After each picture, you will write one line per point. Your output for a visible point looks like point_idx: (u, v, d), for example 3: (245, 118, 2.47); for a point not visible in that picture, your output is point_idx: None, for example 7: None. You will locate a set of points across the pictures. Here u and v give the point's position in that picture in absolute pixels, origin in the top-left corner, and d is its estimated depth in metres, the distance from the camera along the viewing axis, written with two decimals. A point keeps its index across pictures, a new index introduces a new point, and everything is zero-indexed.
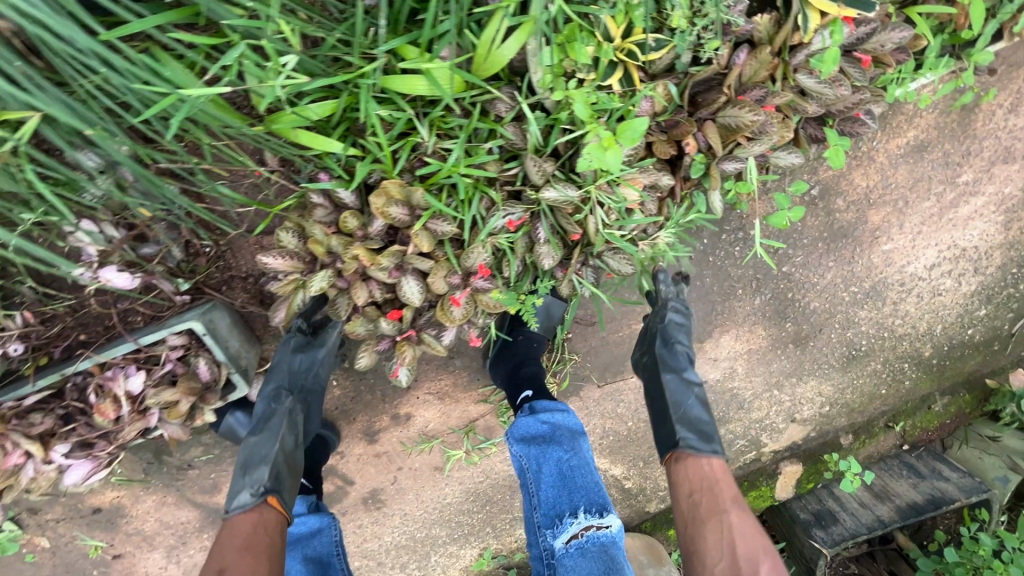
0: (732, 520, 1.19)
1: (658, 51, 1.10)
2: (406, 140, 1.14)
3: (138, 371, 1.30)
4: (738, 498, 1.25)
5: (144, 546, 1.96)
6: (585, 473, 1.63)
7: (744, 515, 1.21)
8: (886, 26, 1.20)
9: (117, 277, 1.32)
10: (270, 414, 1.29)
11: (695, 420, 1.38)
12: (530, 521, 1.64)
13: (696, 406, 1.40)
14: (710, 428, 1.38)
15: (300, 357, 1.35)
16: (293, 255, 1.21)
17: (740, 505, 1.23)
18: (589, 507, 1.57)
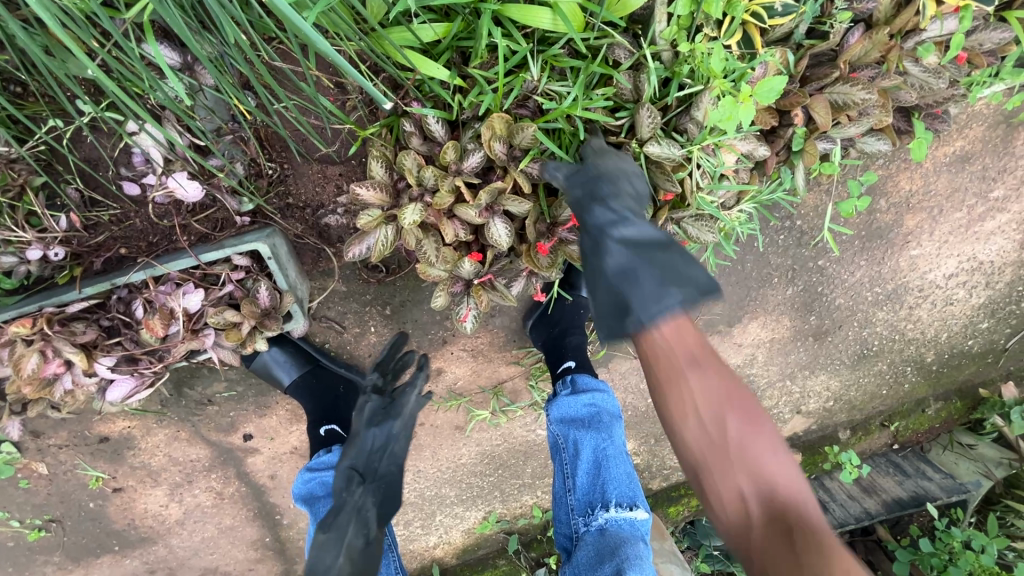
0: (695, 386, 0.86)
1: (784, 17, 1.10)
2: (518, 75, 1.10)
3: (197, 289, 1.23)
4: (703, 354, 0.88)
5: (147, 481, 1.89)
6: (620, 463, 1.54)
7: (715, 366, 0.88)
8: (987, 25, 1.24)
9: (186, 185, 1.24)
10: (349, 502, 1.36)
11: (618, 289, 0.93)
12: (561, 500, 1.56)
13: (620, 268, 0.95)
14: (647, 281, 0.91)
15: (374, 432, 1.42)
16: (381, 183, 1.17)
17: (705, 363, 0.88)
18: (620, 501, 1.47)
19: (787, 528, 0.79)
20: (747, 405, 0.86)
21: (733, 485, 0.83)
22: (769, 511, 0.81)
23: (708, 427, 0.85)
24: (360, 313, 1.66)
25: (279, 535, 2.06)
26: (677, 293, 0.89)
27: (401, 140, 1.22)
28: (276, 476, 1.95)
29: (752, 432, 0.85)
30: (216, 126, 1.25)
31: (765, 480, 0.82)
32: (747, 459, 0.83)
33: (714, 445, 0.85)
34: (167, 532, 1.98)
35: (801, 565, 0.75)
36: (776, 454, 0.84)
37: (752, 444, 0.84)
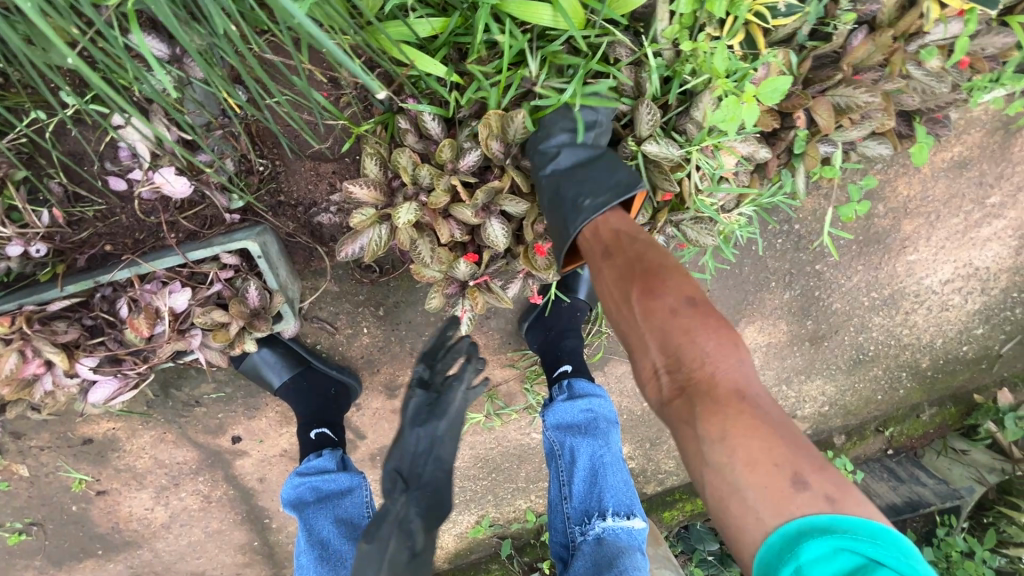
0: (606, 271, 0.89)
1: (787, 18, 1.08)
2: (518, 70, 1.07)
3: (183, 288, 1.19)
4: (619, 242, 0.93)
5: (132, 484, 1.84)
6: (616, 471, 1.52)
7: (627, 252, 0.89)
8: (989, 30, 1.23)
9: (173, 180, 1.20)
10: (393, 511, 1.28)
11: (549, 219, 1.04)
12: (556, 508, 1.52)
13: (552, 199, 1.04)
14: (566, 205, 1.01)
15: (419, 432, 1.36)
16: (375, 181, 1.14)
17: (618, 251, 0.92)
18: (617, 509, 1.45)
19: (695, 393, 0.75)
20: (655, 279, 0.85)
21: (646, 357, 0.81)
22: (680, 382, 0.77)
23: (622, 305, 0.86)
24: (352, 314, 1.63)
25: (267, 539, 2.02)
26: (592, 206, 0.98)
27: (396, 137, 1.20)
28: (265, 479, 1.91)
29: (662, 302, 0.82)
30: (205, 121, 1.22)
31: (676, 348, 0.78)
32: (657, 331, 0.81)
33: (629, 324, 0.85)
34: (152, 536, 1.94)
35: (702, 430, 0.72)
36: (689, 322, 0.79)
37: (661, 314, 0.81)
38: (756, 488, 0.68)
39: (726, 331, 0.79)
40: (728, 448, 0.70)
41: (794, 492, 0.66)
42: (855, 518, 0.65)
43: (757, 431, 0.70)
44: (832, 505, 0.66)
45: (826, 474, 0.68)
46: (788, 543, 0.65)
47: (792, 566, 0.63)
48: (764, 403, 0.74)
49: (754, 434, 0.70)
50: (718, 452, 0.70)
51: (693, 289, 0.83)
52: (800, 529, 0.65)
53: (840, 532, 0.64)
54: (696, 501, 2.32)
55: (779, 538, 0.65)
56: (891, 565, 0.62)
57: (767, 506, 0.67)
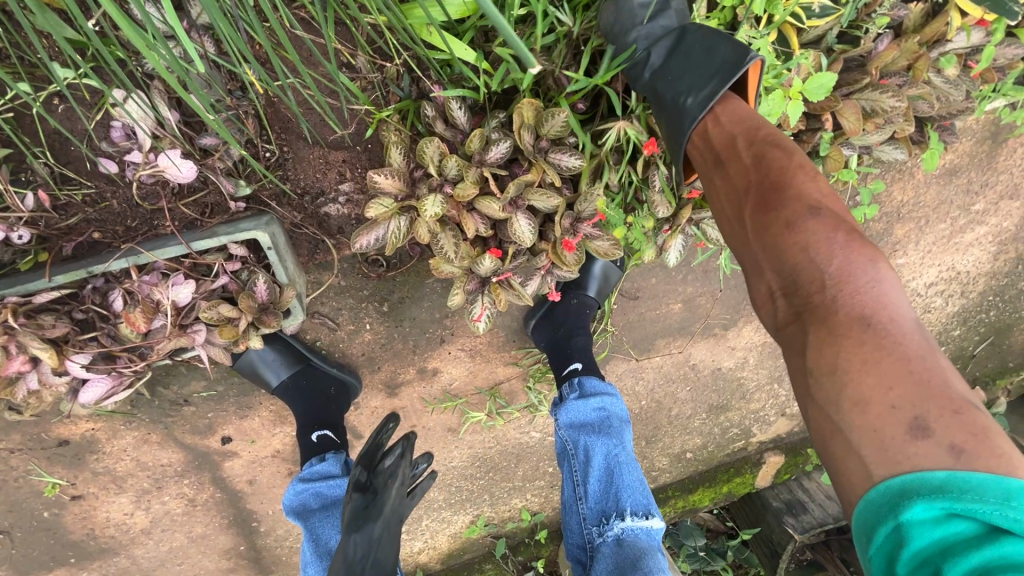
0: (717, 183, 0.90)
1: (822, 18, 1.09)
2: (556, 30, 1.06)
3: (186, 280, 1.11)
4: (730, 147, 0.90)
5: (111, 488, 1.73)
6: (631, 470, 1.52)
7: (736, 164, 0.88)
8: (1001, 41, 1.27)
9: (178, 165, 1.12)
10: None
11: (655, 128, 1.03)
12: (571, 509, 1.52)
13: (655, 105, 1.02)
14: (668, 107, 0.99)
15: (357, 539, 1.26)
16: (398, 171, 1.09)
17: (728, 157, 0.90)
18: (635, 510, 1.46)
19: (813, 318, 0.72)
20: (769, 188, 0.82)
21: (760, 279, 0.81)
22: (798, 303, 0.75)
23: (734, 222, 0.87)
24: (355, 309, 1.56)
25: (255, 543, 1.93)
26: (696, 102, 0.95)
27: (417, 126, 1.16)
28: (254, 481, 1.83)
29: (775, 216, 0.80)
30: (214, 99, 1.15)
31: (791, 267, 0.76)
32: (766, 246, 0.80)
33: (741, 241, 0.85)
34: (131, 542, 1.83)
35: (811, 363, 0.70)
36: (809, 236, 0.76)
37: (771, 230, 0.80)
38: (862, 431, 0.65)
39: (861, 246, 0.73)
40: (840, 384, 0.67)
41: (908, 442, 0.62)
42: (980, 475, 0.59)
43: (882, 365, 0.66)
44: (957, 459, 0.61)
45: (962, 425, 0.62)
46: (891, 500, 0.61)
47: (892, 525, 0.61)
48: (903, 332, 0.68)
49: (875, 366, 0.66)
50: (827, 388, 0.68)
51: (817, 199, 0.79)
52: (904, 486, 0.61)
53: (956, 494, 0.59)
54: (687, 498, 2.35)
55: (880, 493, 0.62)
56: (1018, 532, 0.58)
57: (873, 454, 0.64)
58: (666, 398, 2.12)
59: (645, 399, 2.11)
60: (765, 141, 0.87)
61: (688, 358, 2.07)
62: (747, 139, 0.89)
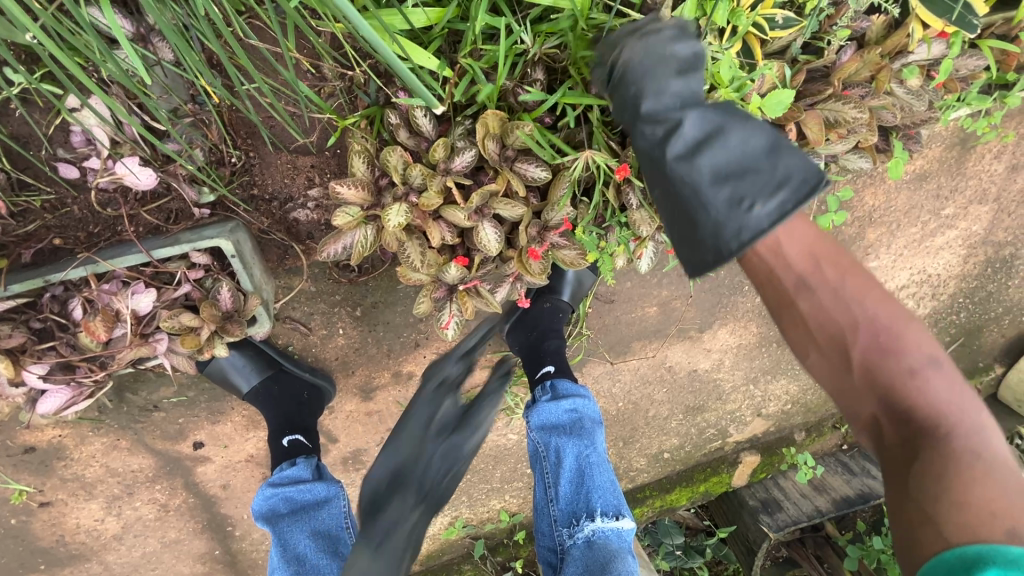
0: (804, 307, 0.87)
1: (785, 30, 1.10)
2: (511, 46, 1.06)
3: (147, 289, 1.10)
4: (817, 268, 0.87)
5: (80, 495, 1.71)
6: (602, 470, 1.53)
7: (832, 295, 0.86)
8: (964, 52, 1.29)
9: (138, 171, 1.10)
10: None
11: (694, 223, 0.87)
12: (542, 511, 1.53)
13: (698, 197, 0.86)
14: (721, 205, 0.84)
15: None
16: (363, 181, 1.08)
17: (817, 281, 0.87)
18: (606, 510, 1.48)
19: (923, 442, 0.79)
20: (879, 328, 0.84)
21: (863, 405, 0.85)
22: (911, 430, 0.80)
23: (828, 351, 0.87)
24: (328, 314, 1.55)
25: (230, 547, 1.92)
26: (764, 211, 0.80)
27: (383, 133, 1.15)
28: (228, 485, 1.82)
29: (893, 365, 0.82)
30: (176, 105, 1.13)
31: (910, 404, 0.81)
32: (876, 387, 0.83)
33: (835, 371, 0.87)
34: (102, 548, 1.81)
35: (916, 471, 0.77)
36: (928, 382, 0.81)
37: (888, 378, 0.82)
38: (955, 529, 0.70)
39: (969, 394, 0.81)
40: (937, 493, 0.73)
41: (1000, 536, 0.68)
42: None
43: (989, 485, 0.73)
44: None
45: None
46: (964, 563, 0.67)
47: None
48: (1006, 467, 0.76)
49: (982, 482, 0.73)
50: (929, 490, 0.74)
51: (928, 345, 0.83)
52: (979, 554, 0.66)
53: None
54: (664, 497, 2.37)
55: (953, 556, 0.68)
56: None
57: (953, 530, 0.70)
58: (642, 400, 2.14)
59: (622, 401, 2.13)
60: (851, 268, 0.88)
61: (663, 361, 2.08)
62: (837, 267, 0.88)
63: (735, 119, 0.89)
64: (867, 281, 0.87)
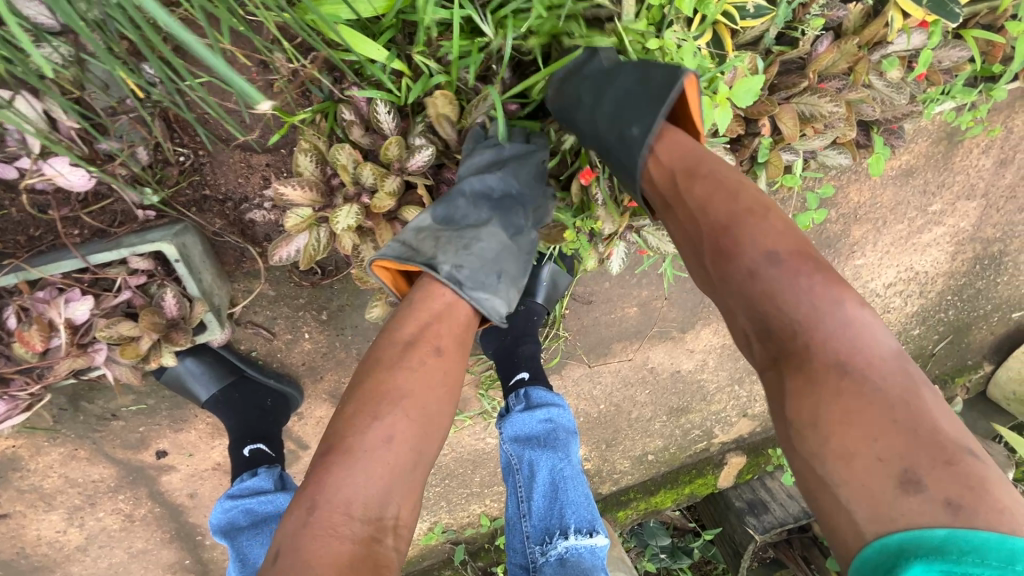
0: (677, 235, 0.84)
1: (756, 19, 1.05)
2: (472, 41, 1.02)
3: (84, 296, 1.05)
4: (679, 185, 0.84)
5: (39, 506, 1.65)
6: (576, 484, 1.49)
7: (683, 210, 0.82)
8: (947, 43, 1.23)
9: (70, 172, 1.05)
10: (456, 209, 1.03)
11: (613, 165, 0.93)
12: (514, 527, 1.48)
13: (601, 143, 0.93)
14: (614, 144, 0.90)
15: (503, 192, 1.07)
16: (310, 181, 1.03)
17: (678, 205, 0.84)
18: (579, 527, 1.43)
19: (788, 363, 0.70)
20: (728, 237, 0.77)
21: (737, 324, 0.77)
22: (775, 347, 0.72)
23: (700, 271, 0.82)
24: (291, 319, 1.48)
25: (201, 556, 1.87)
26: (640, 128, 0.86)
27: (337, 130, 1.09)
28: (195, 494, 1.76)
29: (738, 272, 0.74)
30: (114, 101, 1.06)
31: (763, 317, 0.72)
32: (728, 296, 0.77)
33: (709, 289, 0.81)
34: (65, 560, 1.75)
35: (791, 412, 0.68)
36: (774, 283, 0.71)
37: (736, 289, 0.75)
38: (850, 488, 0.62)
39: (822, 283, 0.70)
40: (823, 439, 0.64)
41: (900, 496, 0.59)
42: (986, 535, 0.55)
43: (865, 413, 0.63)
44: (954, 515, 0.57)
45: (953, 475, 0.59)
46: (885, 562, 0.57)
47: None
48: (878, 369, 0.65)
49: (858, 406, 0.64)
50: (811, 440, 0.65)
51: (778, 234, 0.75)
52: (900, 546, 0.57)
53: (956, 557, 0.55)
54: (649, 500, 2.33)
55: (874, 552, 0.58)
56: None
57: (864, 511, 0.60)
58: (625, 402, 2.09)
59: (604, 403, 2.08)
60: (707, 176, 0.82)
61: (645, 362, 2.03)
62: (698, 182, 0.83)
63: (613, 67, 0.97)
64: (715, 178, 0.81)
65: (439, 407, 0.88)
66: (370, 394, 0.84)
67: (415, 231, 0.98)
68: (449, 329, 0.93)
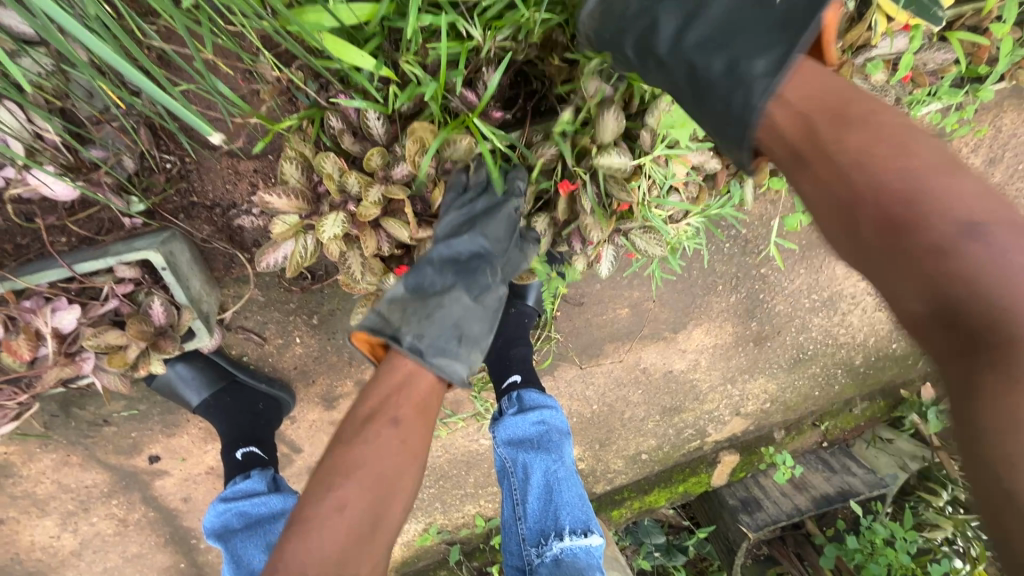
0: (805, 190, 0.66)
1: None
2: (462, 44, 0.99)
3: (71, 305, 1.06)
4: (814, 135, 0.66)
5: (33, 512, 1.65)
6: (570, 486, 1.50)
7: (829, 166, 0.63)
8: (932, 45, 1.23)
9: (54, 183, 1.07)
10: (424, 277, 1.05)
11: (711, 106, 0.79)
12: (510, 529, 1.50)
13: (701, 78, 0.80)
14: (720, 77, 0.77)
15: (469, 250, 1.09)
16: (296, 189, 1.04)
17: (814, 155, 0.65)
18: (574, 527, 1.45)
19: (984, 353, 0.52)
20: (902, 194, 0.57)
21: (893, 297, 0.58)
22: (963, 336, 0.53)
23: (834, 231, 0.63)
24: (282, 323, 1.48)
25: (195, 560, 1.88)
26: (761, 60, 0.72)
27: (323, 137, 1.09)
28: (189, 499, 1.76)
29: (919, 246, 0.55)
30: (100, 109, 1.07)
31: (953, 297, 0.53)
32: (892, 272, 0.57)
33: (846, 252, 0.63)
34: (60, 565, 1.76)
35: (983, 415, 0.52)
36: (976, 253, 0.53)
37: (916, 269, 0.55)
38: None
39: None
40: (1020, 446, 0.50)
41: None
42: None
43: None
44: None
45: None
46: None
47: None
48: None
49: None
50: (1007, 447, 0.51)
51: (964, 186, 0.57)
52: None
53: None
54: (643, 498, 2.35)
55: None
56: None
57: None
58: (618, 402, 2.10)
59: (597, 403, 2.09)
60: (853, 118, 0.64)
61: (637, 362, 2.04)
62: (846, 126, 0.64)
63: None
64: (876, 125, 0.63)
65: (399, 476, 0.87)
66: (334, 465, 0.86)
67: (387, 302, 1.01)
68: (407, 399, 0.92)
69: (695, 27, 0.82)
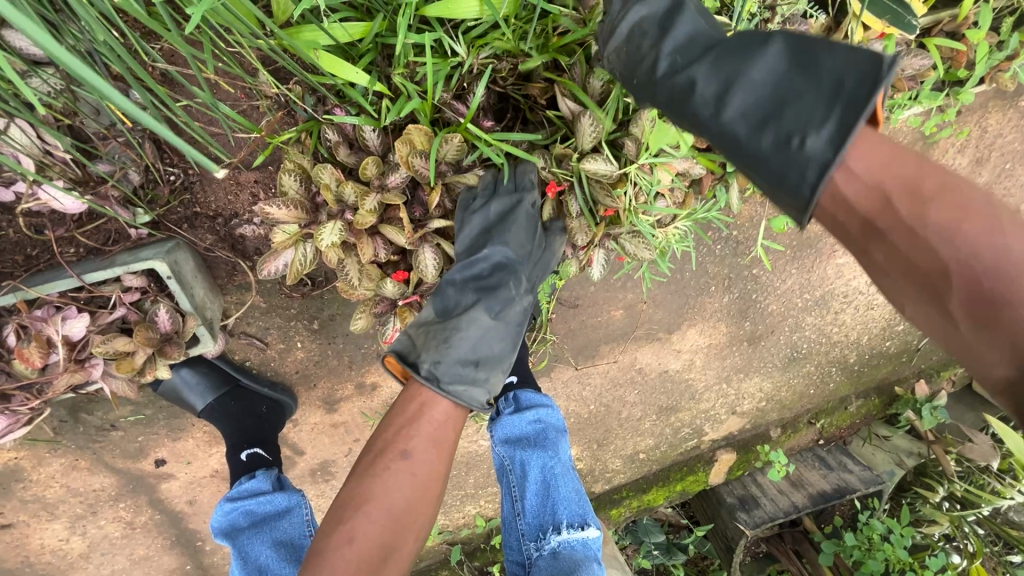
0: (882, 259, 0.74)
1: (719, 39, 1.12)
2: (444, 60, 1.05)
3: (80, 314, 1.10)
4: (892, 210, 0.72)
5: (42, 516, 1.69)
6: (567, 481, 1.53)
7: (909, 239, 0.70)
8: (909, 51, 1.27)
9: (63, 197, 1.11)
10: (448, 297, 1.14)
11: (766, 173, 0.81)
12: (510, 525, 1.53)
13: (756, 146, 0.81)
14: (771, 151, 0.79)
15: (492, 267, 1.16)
16: (295, 200, 1.08)
17: (895, 226, 0.72)
18: (571, 521, 1.49)
19: None
20: (996, 273, 0.65)
21: (982, 362, 0.67)
22: None
23: (924, 302, 0.71)
24: (284, 328, 1.52)
25: (202, 561, 1.92)
26: (817, 139, 0.75)
27: (320, 149, 1.14)
28: (194, 501, 1.80)
29: (1007, 312, 0.64)
30: (106, 125, 1.11)
31: None
32: (982, 344, 0.66)
33: (933, 320, 0.70)
34: (70, 567, 1.80)
35: None
36: None
37: (1001, 332, 0.64)
38: None
39: None
40: None
41: None
42: None
43: None
44: None
45: None
46: None
47: None
48: None
49: None
50: None
51: None
52: None
53: None
54: (641, 497, 2.39)
55: None
56: None
57: None
58: (614, 402, 2.13)
59: (594, 404, 2.12)
60: (931, 196, 0.70)
61: (633, 362, 2.07)
62: (918, 202, 0.70)
63: (745, 54, 0.86)
64: (951, 201, 0.69)
65: (409, 510, 0.96)
66: (354, 491, 0.96)
67: (415, 326, 1.11)
68: (420, 432, 1.01)
69: (740, 93, 0.83)
